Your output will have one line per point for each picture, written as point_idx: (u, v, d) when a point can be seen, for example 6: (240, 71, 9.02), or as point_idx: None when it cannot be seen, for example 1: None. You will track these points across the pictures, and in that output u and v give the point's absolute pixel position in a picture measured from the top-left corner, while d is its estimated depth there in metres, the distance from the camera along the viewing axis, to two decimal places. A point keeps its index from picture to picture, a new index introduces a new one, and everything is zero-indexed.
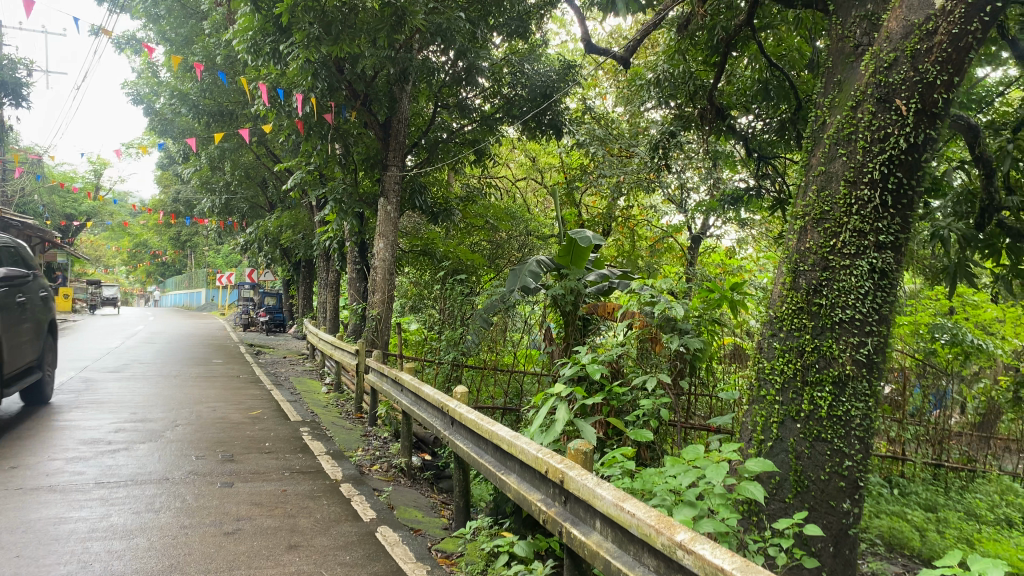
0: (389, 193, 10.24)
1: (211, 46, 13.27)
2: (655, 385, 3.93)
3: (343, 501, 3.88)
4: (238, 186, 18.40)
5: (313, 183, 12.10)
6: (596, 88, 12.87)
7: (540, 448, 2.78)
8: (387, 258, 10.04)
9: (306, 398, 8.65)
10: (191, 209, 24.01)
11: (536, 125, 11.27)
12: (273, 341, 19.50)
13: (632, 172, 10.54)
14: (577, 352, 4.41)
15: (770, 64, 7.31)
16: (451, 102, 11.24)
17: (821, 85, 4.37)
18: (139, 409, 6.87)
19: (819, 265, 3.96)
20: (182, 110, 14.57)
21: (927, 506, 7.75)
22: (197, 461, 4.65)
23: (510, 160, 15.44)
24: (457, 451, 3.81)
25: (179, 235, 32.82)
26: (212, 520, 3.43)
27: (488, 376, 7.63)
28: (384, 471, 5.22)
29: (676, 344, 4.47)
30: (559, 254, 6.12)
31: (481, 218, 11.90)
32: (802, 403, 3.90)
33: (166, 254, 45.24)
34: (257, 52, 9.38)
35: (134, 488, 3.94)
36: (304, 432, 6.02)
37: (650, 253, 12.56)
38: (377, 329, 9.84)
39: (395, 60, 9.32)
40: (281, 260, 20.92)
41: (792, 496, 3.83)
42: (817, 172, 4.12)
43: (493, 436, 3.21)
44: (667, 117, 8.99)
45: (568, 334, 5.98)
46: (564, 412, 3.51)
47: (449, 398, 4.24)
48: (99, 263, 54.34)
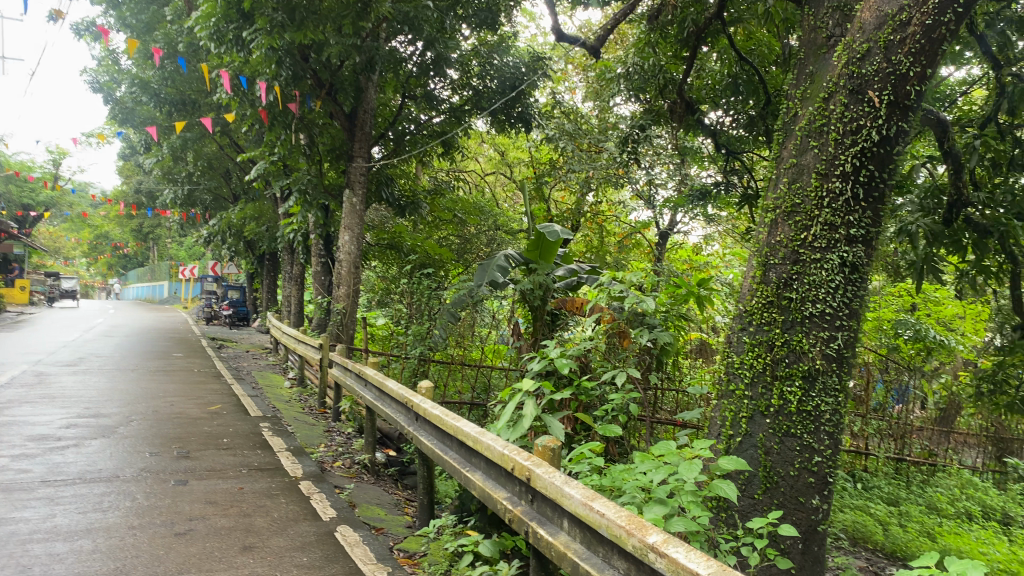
0: (354, 185, 10.04)
1: (173, 33, 12.96)
2: (624, 380, 3.84)
3: (303, 500, 3.75)
4: (200, 177, 18.04)
5: (277, 174, 11.88)
6: (565, 82, 12.77)
7: (506, 444, 2.68)
8: (353, 251, 9.86)
9: (267, 393, 8.48)
10: (153, 200, 23.53)
11: (506, 118, 11.17)
12: (236, 335, 19.22)
13: (601, 167, 10.47)
14: (544, 346, 4.31)
15: (740, 57, 7.26)
16: (418, 92, 11.08)
17: (792, 77, 4.33)
18: (93, 404, 6.64)
19: (790, 259, 3.91)
20: (143, 99, 14.21)
21: (890, 500, 7.81)
22: (150, 458, 4.47)
23: (478, 153, 15.31)
24: (421, 447, 3.70)
25: (141, 227, 32.22)
26: (163, 521, 3.28)
27: (455, 371, 7.51)
28: (346, 467, 5.10)
29: (647, 338, 4.37)
30: (528, 249, 6.01)
31: (450, 212, 11.82)
32: (771, 398, 3.85)
33: (127, 246, 44.35)
34: (220, 39, 9.16)
35: (83, 487, 3.76)
36: (264, 428, 5.87)
37: (619, 249, 12.52)
38: (342, 323, 9.68)
39: (360, 48, 9.14)
40: (244, 252, 20.59)
41: (761, 492, 3.77)
42: (788, 165, 4.06)
43: (458, 432, 3.11)
44: (636, 111, 8.93)
45: (536, 329, 5.88)
46: (531, 408, 3.41)
47: (413, 393, 4.13)
48: (58, 255, 53.17)
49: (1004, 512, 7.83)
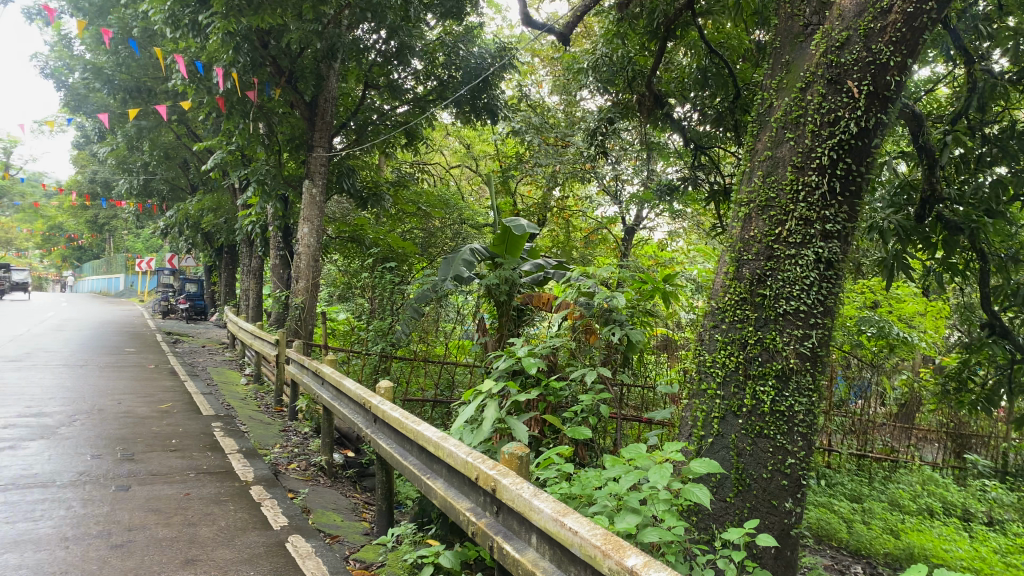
0: (314, 175, 9.74)
1: (127, 17, 12.55)
2: (595, 380, 3.67)
3: (252, 506, 3.51)
4: (157, 166, 17.54)
5: (235, 163, 11.55)
6: (532, 75, 12.61)
7: (469, 451, 2.51)
8: (313, 243, 9.56)
9: (222, 390, 8.21)
10: (108, 190, 22.89)
11: (471, 110, 10.98)
12: (193, 329, 18.77)
13: (567, 162, 10.29)
14: (511, 345, 4.14)
15: (709, 50, 7.13)
16: (382, 82, 10.83)
17: (767, 67, 4.21)
18: (35, 402, 6.30)
19: (764, 254, 3.78)
20: (96, 86, 13.67)
21: (853, 497, 7.79)
22: (91, 461, 4.19)
23: (443, 146, 15.04)
24: (380, 451, 3.50)
25: (97, 218, 31.43)
26: (99, 531, 3.03)
27: (418, 368, 7.31)
28: (302, 470, 4.89)
29: (619, 336, 4.19)
30: (494, 242, 5.81)
31: (414, 205, 11.50)
32: (744, 398, 3.71)
33: (81, 238, 43.22)
34: (175, 23, 8.84)
35: (14, 493, 3.48)
36: (217, 428, 5.62)
37: (584, 244, 12.36)
38: (301, 318, 9.37)
39: (321, 34, 8.87)
40: (202, 245, 20.12)
41: (733, 495, 3.63)
42: (762, 157, 3.93)
43: (418, 437, 2.92)
44: (604, 105, 8.78)
45: (502, 325, 5.71)
46: (495, 410, 3.22)
47: (372, 394, 3.92)
48: (10, 245, 51.70)
49: (964, 508, 7.85)
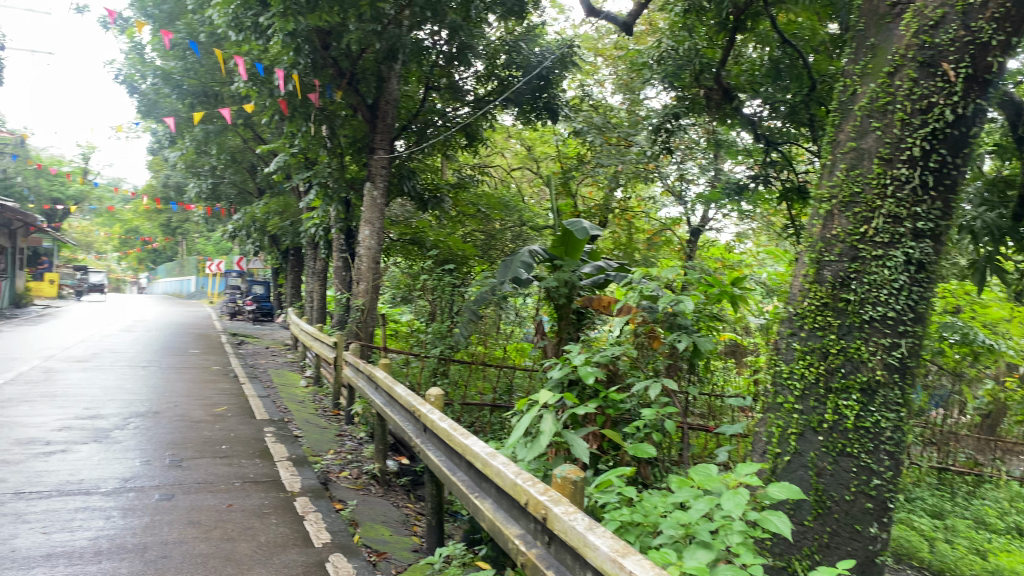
0: (376, 177, 9.58)
1: (194, 23, 12.66)
2: (659, 392, 3.38)
3: (295, 520, 3.34)
4: (224, 170, 17.76)
5: (298, 166, 11.55)
6: (595, 75, 12.24)
7: (519, 471, 2.27)
8: (374, 246, 9.36)
9: (281, 393, 8.15)
10: (180, 194, 23.41)
11: (532, 109, 10.75)
12: (258, 330, 18.98)
13: (629, 161, 9.96)
14: (568, 353, 3.89)
15: (783, 41, 6.73)
16: (443, 83, 10.69)
17: (850, 51, 3.86)
18: (94, 404, 6.31)
19: (847, 255, 3.45)
20: (166, 91, 13.89)
21: (934, 512, 7.27)
22: (139, 468, 4.09)
23: (505, 148, 14.80)
24: (429, 463, 3.30)
25: (170, 222, 32.24)
26: (135, 544, 2.89)
27: (477, 371, 7.10)
28: (354, 478, 4.73)
29: (686, 344, 3.89)
30: (553, 244, 5.60)
31: (474, 206, 11.29)
32: (824, 413, 3.39)
33: (156, 241, 44.47)
34: (239, 26, 8.84)
35: (57, 501, 3.38)
36: (270, 433, 5.51)
37: (647, 246, 11.97)
38: (362, 320, 9.14)
39: (381, 35, 8.78)
40: (268, 247, 20.35)
41: (812, 518, 3.31)
42: (846, 149, 3.60)
43: (467, 452, 2.70)
44: (669, 102, 8.41)
45: (562, 328, 5.51)
46: (551, 423, 2.97)
47: (423, 401, 3.73)
48: (89, 249, 53.60)
49: None
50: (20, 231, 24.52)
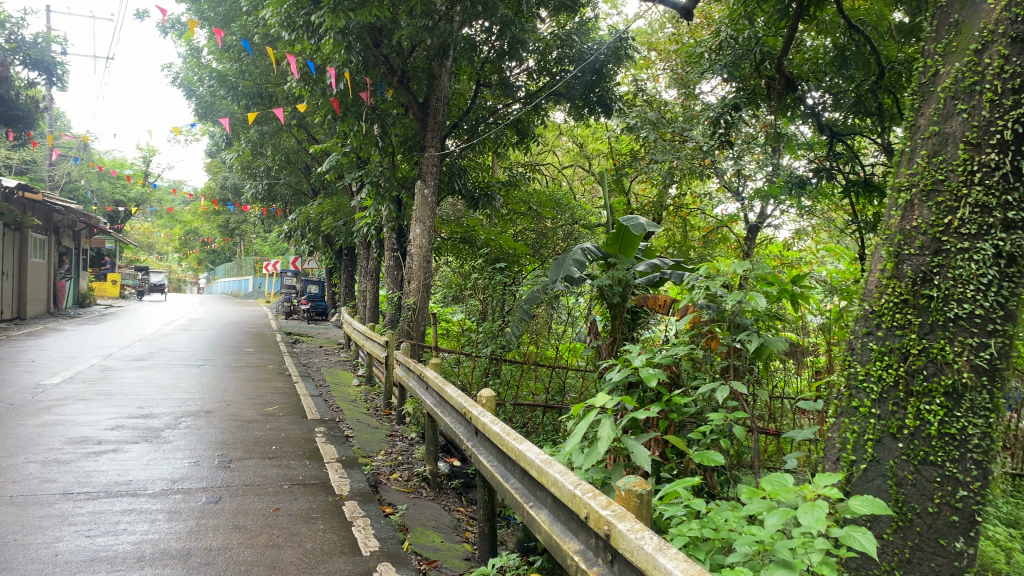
0: (426, 175, 9.39)
1: (248, 25, 12.76)
2: (727, 396, 3.15)
3: (343, 526, 3.22)
4: (279, 171, 17.82)
5: (350, 165, 11.53)
6: (648, 70, 11.93)
7: (578, 481, 2.11)
8: (425, 244, 9.21)
9: (333, 392, 8.10)
10: (237, 195, 23.69)
11: (584, 104, 10.52)
12: (312, 330, 19.11)
13: (684, 157, 9.66)
14: (627, 354, 3.69)
15: (850, 26, 6.39)
16: (494, 80, 10.56)
17: (929, 31, 3.60)
18: (147, 403, 6.33)
19: (929, 249, 3.19)
20: (221, 92, 14.08)
21: (1011, 521, 6.85)
22: (188, 468, 4.04)
23: (556, 146, 14.56)
24: (481, 468, 3.15)
25: (228, 224, 32.79)
26: (179, 550, 2.80)
27: (529, 371, 6.92)
28: (404, 481, 4.61)
29: (755, 345, 3.63)
30: (607, 241, 5.39)
31: (525, 204, 11.11)
32: (905, 418, 3.14)
33: (214, 242, 45.33)
34: (291, 26, 8.81)
35: (105, 503, 3.33)
36: (320, 433, 5.42)
37: (702, 243, 11.65)
38: (413, 319, 9.03)
39: (432, 31, 8.59)
40: (322, 247, 20.48)
41: (891, 532, 3.07)
42: (927, 134, 3.34)
43: (521, 458, 2.54)
44: (727, 95, 8.12)
45: (615, 328, 5.28)
46: (611, 428, 2.79)
47: (473, 403, 3.58)
48: (150, 251, 54.96)
49: None
50: (84, 232, 25.15)
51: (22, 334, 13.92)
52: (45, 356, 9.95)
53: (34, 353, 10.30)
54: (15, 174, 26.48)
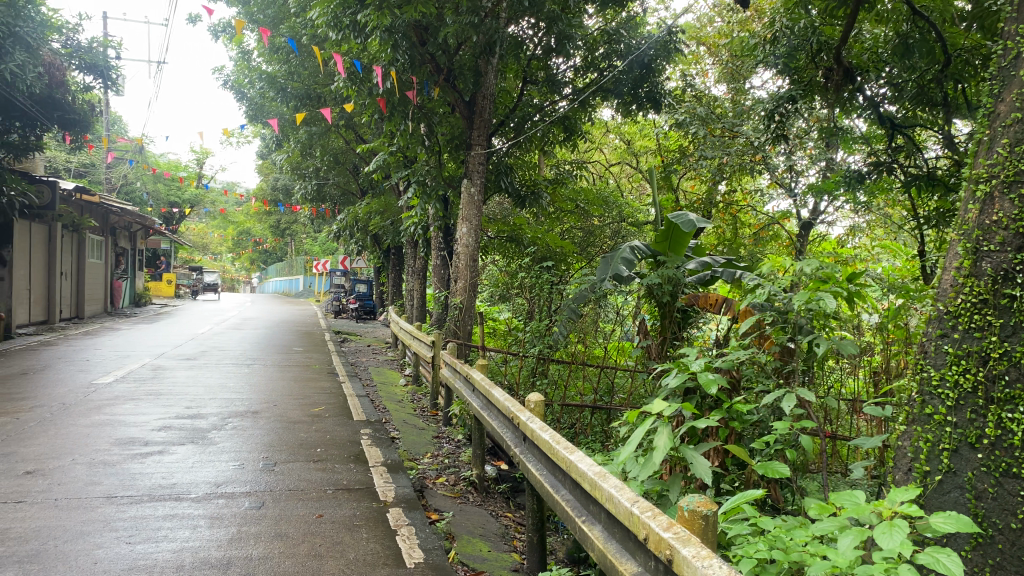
0: (473, 173, 9.26)
1: (296, 27, 12.84)
2: (793, 404, 2.99)
3: (387, 535, 3.11)
4: (328, 172, 17.87)
5: (397, 164, 11.50)
6: (698, 65, 11.65)
7: (634, 497, 1.96)
8: (471, 243, 9.08)
9: (380, 392, 8.06)
10: (287, 196, 23.95)
11: (632, 99, 10.29)
12: (360, 329, 19.20)
13: (735, 153, 9.49)
14: (684, 358, 3.51)
15: (914, 13, 6.08)
16: (540, 76, 10.42)
17: (1010, 11, 3.34)
18: (195, 403, 6.33)
19: (1012, 244, 2.93)
20: (270, 94, 14.23)
21: None
22: (233, 472, 3.99)
23: (603, 143, 14.34)
24: (529, 477, 3.02)
25: (279, 225, 33.23)
26: (220, 559, 2.72)
27: (577, 371, 6.75)
28: (450, 486, 4.49)
29: (824, 348, 3.38)
30: (656, 239, 5.23)
31: (572, 202, 10.94)
32: (984, 427, 2.86)
33: (266, 242, 46.04)
34: (338, 26, 8.79)
35: (147, 508, 3.28)
36: (366, 435, 5.35)
37: (753, 242, 11.36)
38: (459, 319, 8.93)
39: (478, 28, 8.41)
40: (370, 247, 20.57)
41: (970, 549, 2.81)
42: (1009, 121, 3.08)
43: (573, 470, 2.40)
44: (782, 88, 7.85)
45: (665, 327, 5.07)
46: (667, 437, 2.63)
47: (521, 408, 3.45)
48: (205, 252, 56.07)
49: None
50: (140, 234, 25.72)
51: (79, 332, 14.22)
52: (99, 355, 10.10)
53: (88, 352, 10.48)
54: (73, 176, 27.14)
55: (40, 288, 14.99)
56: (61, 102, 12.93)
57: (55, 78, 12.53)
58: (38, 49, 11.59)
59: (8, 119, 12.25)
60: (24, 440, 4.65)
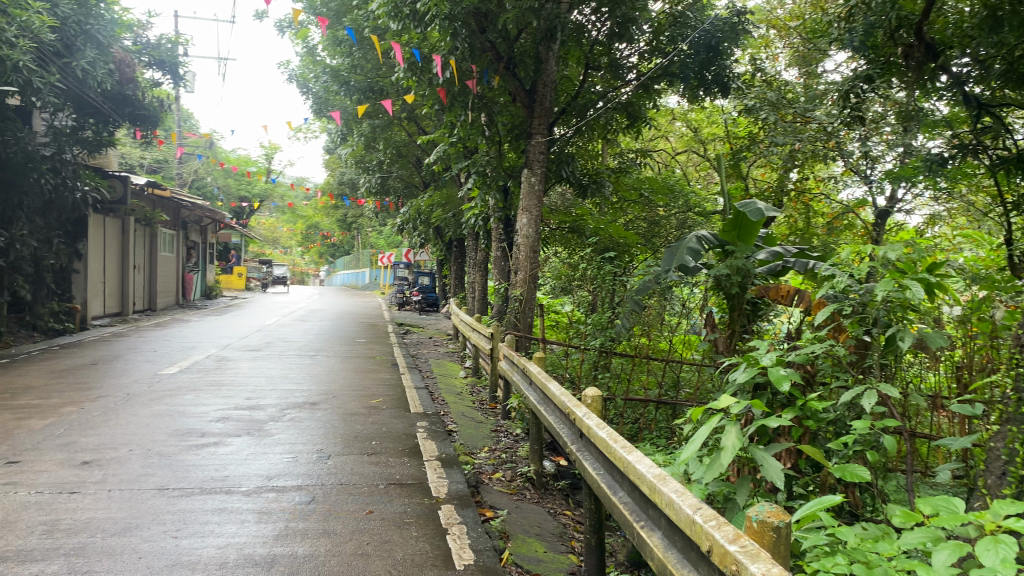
0: (533, 163, 9.06)
1: (359, 19, 12.83)
2: (873, 404, 2.76)
3: (436, 534, 2.99)
4: (391, 164, 17.83)
5: (458, 155, 11.41)
6: (767, 48, 11.14)
7: (696, 503, 1.79)
8: (531, 234, 8.88)
9: (440, 384, 7.98)
10: (353, 190, 24.16)
11: (699, 84, 9.93)
12: (423, 321, 19.25)
13: (807, 138, 9.16)
14: (754, 351, 3.29)
15: None
16: (603, 62, 10.08)
17: None
18: (255, 394, 6.34)
19: None
20: (334, 87, 14.42)
21: None
22: (285, 465, 3.92)
23: (669, 131, 14.00)
24: (586, 476, 2.87)
25: (346, 218, 33.62)
26: (264, 556, 2.63)
27: (641, 365, 6.52)
28: (507, 482, 4.35)
29: (908, 342, 3.13)
30: (724, 228, 4.98)
31: (635, 191, 10.64)
32: None
33: (333, 236, 46.73)
34: (397, 16, 8.70)
35: (196, 501, 3.23)
36: (422, 429, 5.25)
37: (827, 231, 10.89)
38: (520, 311, 8.77)
39: (539, 13, 8.29)
40: (433, 239, 20.58)
41: None
42: None
43: (631, 471, 2.24)
44: (858, 68, 7.44)
45: (734, 320, 4.82)
46: (734, 437, 2.44)
47: (578, 403, 3.30)
48: (276, 245, 57.27)
49: None
50: (211, 228, 26.34)
51: (151, 323, 14.57)
52: (166, 346, 10.28)
53: (157, 343, 10.68)
54: (148, 173, 27.92)
55: (114, 281, 15.44)
56: (130, 97, 13.20)
57: (125, 74, 12.79)
58: (109, 45, 11.82)
59: (81, 116, 12.56)
60: (85, 430, 4.69)
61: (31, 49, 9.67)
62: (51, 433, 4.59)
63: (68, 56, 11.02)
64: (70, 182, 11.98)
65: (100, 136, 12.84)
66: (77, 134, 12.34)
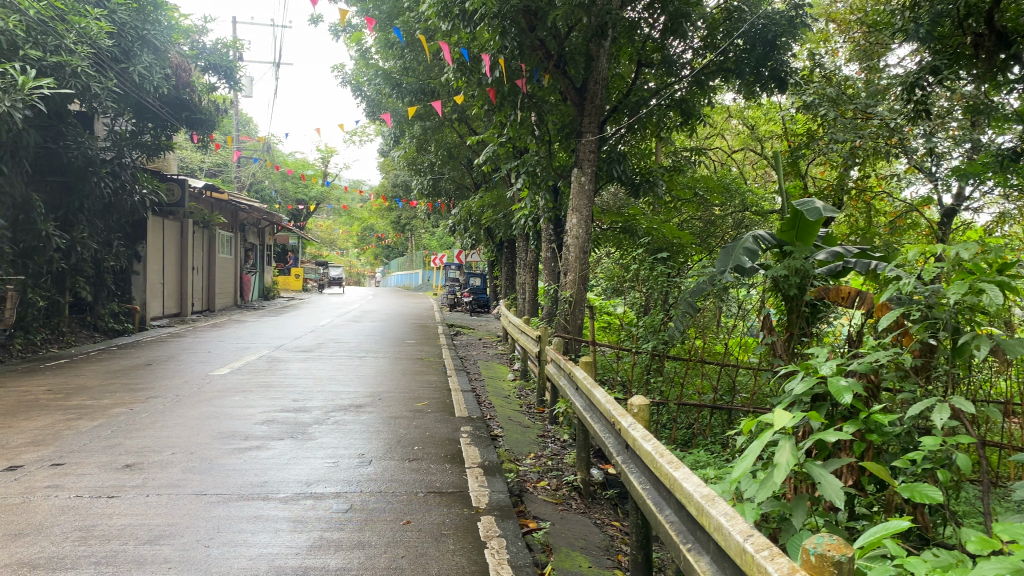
0: (583, 163, 8.88)
1: (410, 21, 12.82)
2: (945, 416, 2.55)
3: (474, 548, 2.87)
4: (442, 166, 17.80)
5: (508, 156, 11.29)
6: (827, 43, 10.76)
7: (745, 529, 1.64)
8: (581, 234, 8.69)
9: (488, 386, 7.86)
10: (406, 192, 24.26)
11: (756, 81, 9.59)
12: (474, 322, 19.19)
13: (868, 135, 8.81)
14: (813, 358, 3.09)
15: None
16: (656, 58, 9.82)
17: None
18: (301, 396, 6.31)
19: None
20: (386, 90, 14.72)
21: None
22: (323, 470, 3.85)
23: (725, 129, 13.65)
24: (632, 489, 2.72)
25: (400, 220, 33.84)
26: (294, 569, 2.55)
27: (694, 369, 6.30)
28: (552, 491, 4.20)
29: (984, 349, 2.91)
30: (782, 227, 4.75)
31: (689, 189, 10.36)
32: None
33: (388, 238, 47.14)
34: (446, 16, 8.61)
35: (231, 507, 3.17)
36: (467, 434, 5.13)
37: (890, 230, 10.47)
38: (570, 312, 8.60)
39: (589, 10, 8.04)
40: (485, 240, 20.51)
41: None
42: None
43: (677, 490, 2.09)
44: (921, 61, 7.09)
45: (791, 323, 4.59)
46: (789, 452, 2.27)
47: (624, 411, 3.15)
48: (332, 247, 58.04)
49: None
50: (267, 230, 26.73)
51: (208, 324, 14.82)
52: (220, 347, 10.39)
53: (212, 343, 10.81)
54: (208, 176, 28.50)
55: (173, 281, 15.74)
56: (187, 102, 13.42)
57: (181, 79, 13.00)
58: (165, 49, 12.00)
59: (140, 120, 12.81)
60: (131, 431, 4.71)
61: (90, 55, 9.87)
62: (98, 434, 4.61)
63: (126, 61, 11.23)
64: (128, 186, 12.23)
65: (159, 141, 13.07)
66: (137, 138, 12.60)
